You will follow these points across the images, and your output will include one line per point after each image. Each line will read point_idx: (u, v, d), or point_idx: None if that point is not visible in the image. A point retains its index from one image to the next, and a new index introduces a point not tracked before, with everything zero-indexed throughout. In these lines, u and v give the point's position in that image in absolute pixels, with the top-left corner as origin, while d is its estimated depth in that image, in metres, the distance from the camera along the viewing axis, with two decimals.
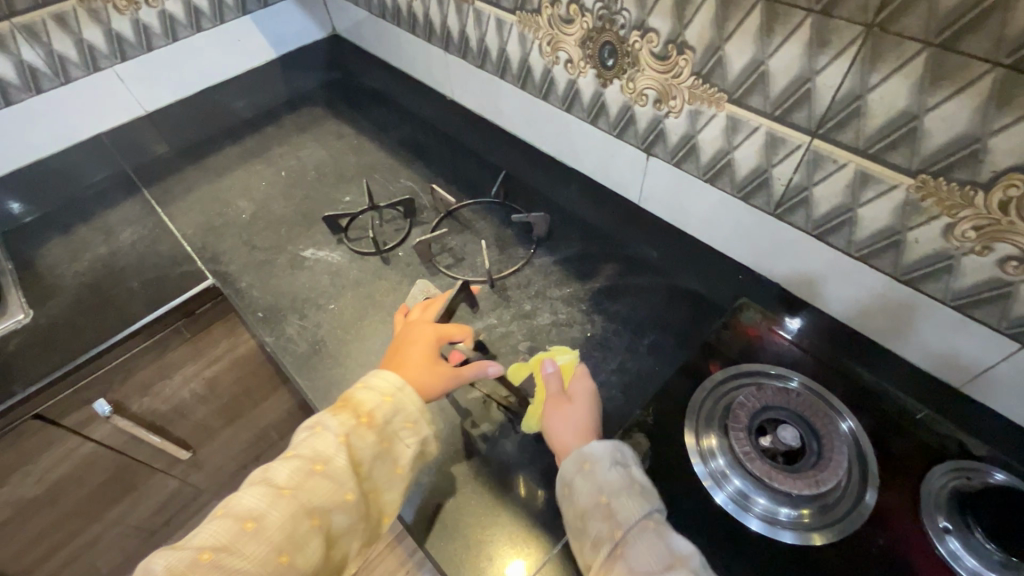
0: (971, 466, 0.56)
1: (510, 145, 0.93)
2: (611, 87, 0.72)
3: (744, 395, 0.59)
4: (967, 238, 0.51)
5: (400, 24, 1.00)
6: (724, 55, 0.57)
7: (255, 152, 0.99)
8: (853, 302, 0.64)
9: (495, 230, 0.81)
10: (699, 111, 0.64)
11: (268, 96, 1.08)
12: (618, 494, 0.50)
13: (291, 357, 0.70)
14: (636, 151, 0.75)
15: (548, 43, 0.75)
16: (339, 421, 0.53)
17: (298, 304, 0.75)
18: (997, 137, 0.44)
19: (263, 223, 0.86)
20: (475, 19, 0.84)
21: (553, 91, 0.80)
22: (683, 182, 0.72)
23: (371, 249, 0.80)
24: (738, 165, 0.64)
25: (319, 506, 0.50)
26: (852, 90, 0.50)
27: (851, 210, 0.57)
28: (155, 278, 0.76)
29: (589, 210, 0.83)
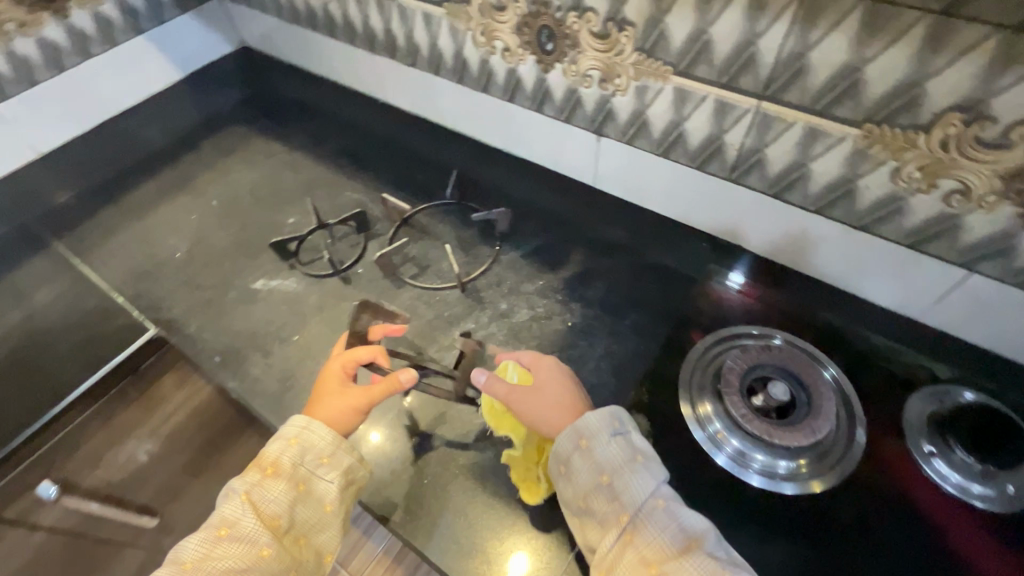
0: (940, 389, 0.60)
1: (455, 142, 0.90)
2: (553, 71, 0.70)
3: (729, 362, 0.60)
4: (914, 179, 0.53)
5: (316, 28, 0.94)
6: (665, 27, 0.57)
7: (178, 184, 0.90)
8: (813, 253, 0.66)
9: (456, 233, 0.78)
10: (647, 86, 0.64)
11: (182, 122, 1.00)
12: (623, 472, 0.50)
13: (261, 399, 0.65)
14: (587, 134, 0.74)
15: (482, 33, 0.73)
16: (244, 481, 0.53)
17: (258, 341, 0.70)
18: (934, 80, 0.47)
19: (203, 259, 0.79)
20: (400, 16, 0.80)
21: (493, 83, 0.78)
22: (637, 160, 0.72)
23: (327, 271, 0.75)
24: (691, 136, 0.65)
25: (232, 569, 0.49)
26: (794, 49, 0.51)
27: (804, 165, 0.59)
28: (88, 340, 0.70)
29: (547, 198, 0.82)
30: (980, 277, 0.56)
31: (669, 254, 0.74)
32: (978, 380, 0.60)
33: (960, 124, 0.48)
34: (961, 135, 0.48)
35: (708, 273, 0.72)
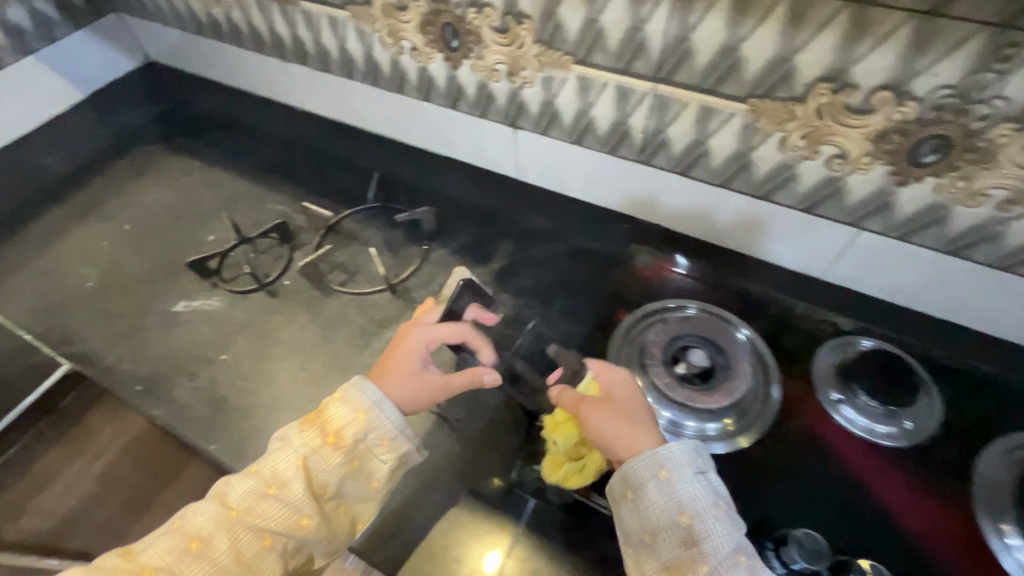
0: (842, 340, 0.64)
1: (377, 145, 0.88)
2: (462, 69, 0.71)
3: (653, 336, 0.63)
4: (799, 146, 0.57)
5: (222, 39, 0.92)
6: (559, 18, 0.59)
7: (85, 211, 0.85)
8: (723, 224, 0.69)
9: (384, 236, 0.79)
10: (552, 77, 0.65)
11: (87, 143, 0.94)
12: (705, 520, 0.45)
13: (189, 423, 0.63)
14: (503, 127, 0.75)
15: (389, 33, 0.73)
16: (303, 440, 0.50)
17: (183, 364, 0.68)
18: (801, 53, 0.50)
19: (118, 287, 0.75)
20: (305, 18, 0.79)
21: (407, 85, 0.79)
22: (556, 149, 0.73)
23: (252, 286, 0.74)
24: (598, 122, 0.67)
25: (274, 529, 0.48)
26: (675, 32, 0.54)
27: (704, 143, 0.62)
28: None
29: (472, 196, 0.82)
30: (873, 233, 0.61)
31: (596, 239, 0.76)
32: (879, 327, 0.65)
33: (829, 92, 0.52)
34: (831, 103, 0.52)
35: (631, 254, 0.73)
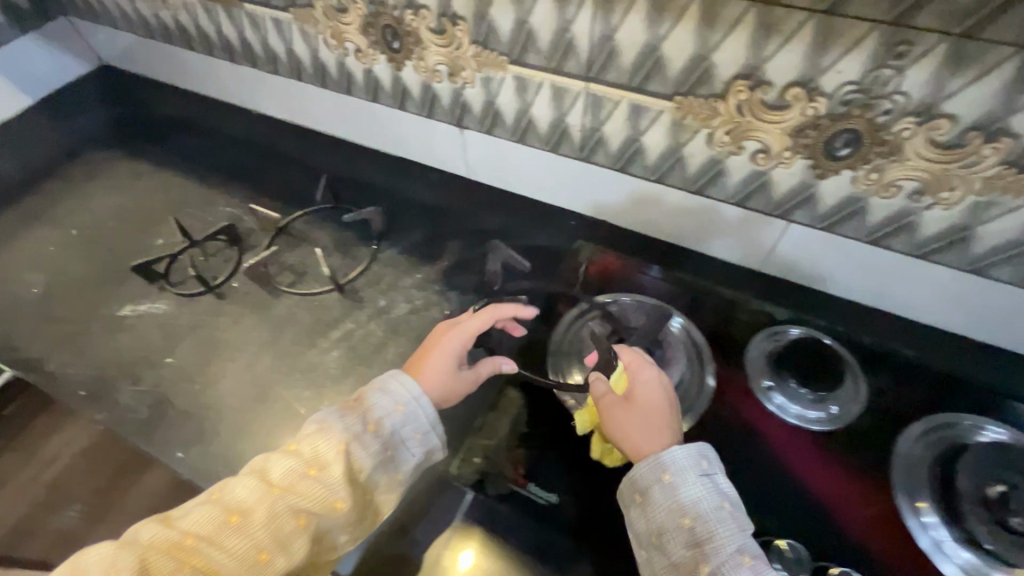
0: (940, 422, 0.61)
1: (404, 175, 0.89)
2: (571, 113, 0.69)
3: (780, 401, 0.62)
4: (952, 201, 0.55)
5: (235, 58, 0.93)
6: (660, 54, 0.57)
7: (210, 197, 0.89)
8: (843, 272, 0.68)
9: (494, 247, 0.81)
10: (684, 125, 0.62)
11: (213, 138, 1.00)
12: (707, 518, 0.48)
13: (302, 398, 0.67)
14: (610, 171, 0.73)
15: (420, 62, 0.74)
16: (346, 425, 0.52)
17: (301, 340, 0.72)
18: (953, 100, 0.48)
19: (123, 281, 0.79)
20: (301, 36, 0.81)
21: (498, 122, 0.76)
22: (682, 200, 0.71)
23: (327, 286, 0.76)
24: (730, 173, 0.64)
25: (308, 508, 0.49)
26: (807, 72, 0.51)
27: (862, 200, 0.59)
28: (135, 348, 0.71)
29: (542, 233, 0.81)
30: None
31: (708, 287, 0.73)
32: (993, 381, 0.64)
33: (1013, 169, 0.50)
34: (1015, 180, 0.50)
35: (750, 303, 0.72)
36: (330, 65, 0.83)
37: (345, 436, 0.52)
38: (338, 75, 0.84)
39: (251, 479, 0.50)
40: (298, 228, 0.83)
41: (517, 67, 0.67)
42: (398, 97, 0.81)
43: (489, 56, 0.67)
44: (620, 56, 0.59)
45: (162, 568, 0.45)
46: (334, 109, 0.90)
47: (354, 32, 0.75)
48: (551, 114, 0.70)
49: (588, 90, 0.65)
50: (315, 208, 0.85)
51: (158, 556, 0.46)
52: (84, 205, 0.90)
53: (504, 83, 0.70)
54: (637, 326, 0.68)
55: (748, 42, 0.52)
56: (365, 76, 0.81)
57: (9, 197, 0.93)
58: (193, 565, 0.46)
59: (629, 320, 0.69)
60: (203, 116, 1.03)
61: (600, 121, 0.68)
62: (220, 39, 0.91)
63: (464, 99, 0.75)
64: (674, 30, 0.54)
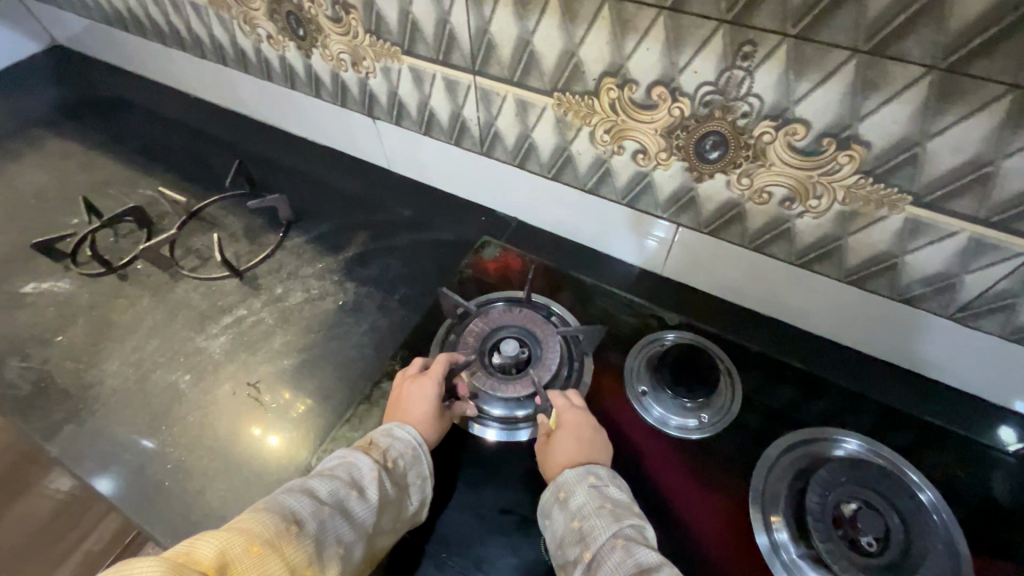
0: (809, 437, 0.59)
1: (323, 165, 0.89)
2: (466, 107, 0.68)
3: (658, 412, 0.61)
4: (818, 207, 0.53)
5: (166, 41, 0.94)
6: (534, 49, 0.56)
7: (132, 180, 0.90)
8: (733, 279, 0.68)
9: (401, 240, 0.80)
10: (566, 122, 0.61)
11: (146, 120, 1.00)
12: (590, 517, 0.48)
13: (184, 382, 0.67)
14: (511, 167, 0.73)
15: (326, 51, 0.73)
16: (373, 458, 0.53)
17: (193, 325, 0.72)
18: (801, 104, 0.46)
19: (31, 259, 0.79)
20: (219, 22, 0.81)
21: (404, 114, 0.75)
22: (579, 199, 0.71)
23: (227, 272, 0.76)
24: (617, 173, 0.63)
25: (345, 532, 0.48)
26: (666, 71, 0.50)
27: (739, 205, 0.58)
28: (31, 326, 0.72)
29: (452, 227, 0.81)
30: (911, 306, 0.58)
31: (603, 288, 0.72)
32: (878, 395, 0.63)
33: (869, 179, 0.49)
34: (873, 190, 0.49)
35: (643, 307, 0.71)
36: (249, 52, 0.83)
37: (374, 464, 0.52)
38: (257, 62, 0.84)
39: (302, 494, 0.49)
40: (211, 213, 0.84)
41: (410, 58, 0.66)
42: (313, 85, 0.81)
43: (383, 46, 0.67)
44: (498, 49, 0.58)
45: None
46: (261, 96, 0.91)
47: (263, 18, 0.75)
48: (449, 107, 0.70)
49: (476, 84, 0.64)
50: (229, 194, 0.85)
51: (223, 557, 0.42)
52: (9, 182, 0.91)
53: (402, 74, 0.69)
54: (518, 325, 0.66)
55: (608, 39, 0.51)
56: (280, 63, 0.81)
57: None
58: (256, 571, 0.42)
59: (510, 318, 0.67)
60: (141, 98, 1.05)
61: (493, 116, 0.67)
62: (150, 23, 0.92)
63: (370, 90, 0.75)
64: (541, 25, 0.53)
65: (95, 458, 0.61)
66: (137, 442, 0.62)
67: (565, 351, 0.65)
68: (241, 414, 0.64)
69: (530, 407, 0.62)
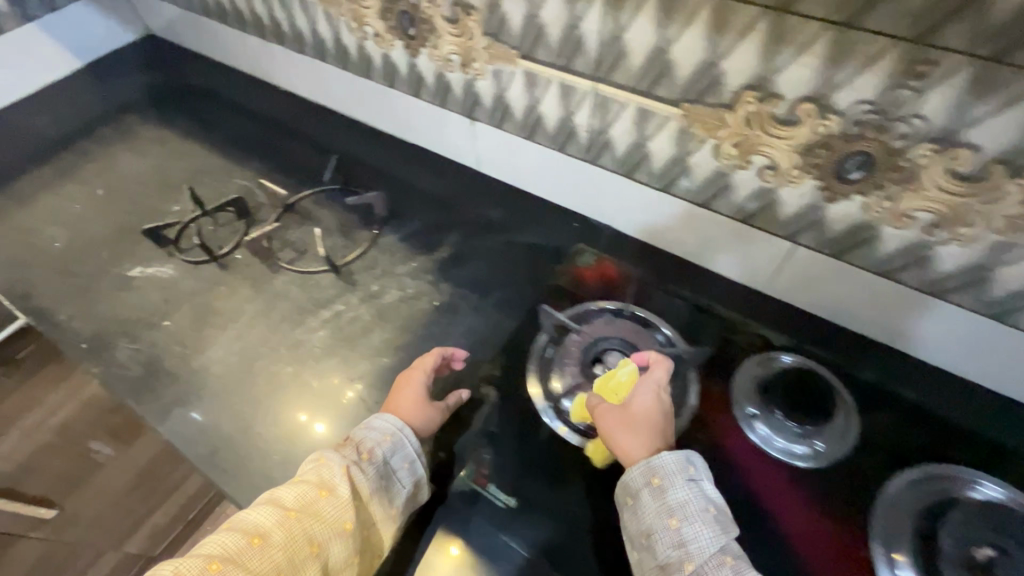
0: (933, 473, 0.57)
1: (413, 162, 0.89)
2: (578, 113, 0.67)
3: (763, 432, 0.59)
4: (968, 236, 0.51)
5: (265, 35, 0.95)
6: (670, 58, 0.54)
7: (226, 170, 0.91)
8: (849, 302, 0.65)
9: (492, 242, 0.79)
10: (690, 134, 0.60)
11: (236, 111, 1.02)
12: (693, 520, 0.49)
13: (285, 373, 0.68)
14: (616, 175, 0.71)
15: (435, 51, 0.73)
16: (342, 455, 0.56)
17: (292, 317, 0.73)
18: (973, 129, 0.44)
19: (134, 243, 0.82)
20: (325, 18, 0.82)
21: (508, 117, 0.75)
22: (686, 212, 0.69)
23: (325, 266, 0.77)
24: (737, 189, 0.62)
25: (318, 533, 0.52)
26: (819, 87, 0.48)
27: (874, 228, 0.56)
28: (140, 309, 0.75)
29: (544, 232, 0.80)
30: None
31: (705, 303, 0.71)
32: (1005, 437, 0.60)
33: None
34: None
35: (747, 326, 0.69)
36: (351, 49, 0.84)
37: (344, 462, 0.55)
38: (358, 58, 0.84)
39: (266, 505, 0.52)
40: (305, 207, 0.85)
41: (527, 61, 0.65)
42: (414, 84, 0.81)
43: (500, 49, 0.66)
44: (628, 58, 0.57)
45: None
46: (354, 93, 0.91)
47: (373, 16, 0.76)
48: (559, 113, 0.69)
49: (595, 90, 0.63)
50: (322, 189, 0.86)
51: None
52: (111, 166, 0.94)
53: (514, 77, 0.69)
54: (622, 339, 0.65)
55: (759, 52, 0.49)
56: (383, 60, 0.81)
57: (43, 154, 0.98)
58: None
59: (617, 331, 0.66)
60: (232, 89, 1.07)
61: (607, 124, 0.66)
62: (252, 16, 0.93)
63: (476, 91, 0.74)
64: (683, 34, 0.52)
65: (203, 444, 0.63)
66: (243, 431, 0.64)
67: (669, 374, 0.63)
68: (342, 409, 0.65)
69: None
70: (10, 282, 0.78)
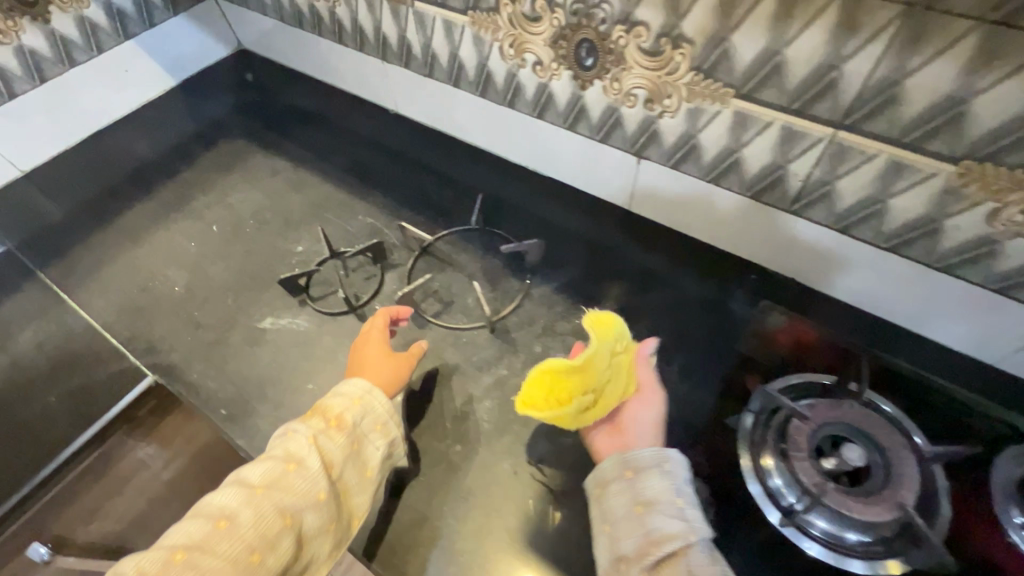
0: None
1: (554, 200, 0.81)
2: (797, 161, 0.58)
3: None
4: None
5: (386, 56, 0.87)
6: (968, 110, 0.45)
7: (348, 205, 0.84)
8: None
9: (660, 297, 0.71)
10: (959, 194, 0.51)
11: (347, 136, 0.95)
12: (691, 507, 0.50)
13: (452, 451, 0.61)
14: (824, 230, 0.62)
15: (616, 84, 0.65)
16: (308, 425, 0.54)
17: (448, 383, 0.65)
18: None
19: (260, 289, 0.75)
20: (472, 40, 0.74)
21: (693, 159, 0.66)
22: (915, 275, 0.59)
23: (478, 323, 0.69)
24: (1006, 256, 0.52)
25: (291, 505, 0.50)
26: None
27: None
28: (278, 367, 0.68)
29: (718, 285, 0.71)
30: None
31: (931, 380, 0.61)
32: None
33: None
34: None
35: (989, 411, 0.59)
36: (497, 76, 0.75)
37: (311, 432, 0.53)
38: (504, 87, 0.76)
39: (232, 487, 0.51)
40: (441, 250, 0.77)
41: (744, 102, 0.56)
42: (572, 117, 0.73)
43: (708, 87, 0.58)
44: (900, 107, 0.48)
45: None
46: (488, 120, 0.83)
47: (539, 43, 0.67)
48: (767, 159, 0.60)
49: (834, 138, 0.54)
50: (457, 229, 0.78)
51: None
52: (222, 198, 0.87)
53: (718, 117, 0.60)
54: (861, 433, 0.55)
55: None
56: (538, 90, 0.73)
57: (149, 182, 0.92)
58: (188, 572, 0.46)
59: (850, 419, 0.55)
60: (338, 111, 0.99)
61: (836, 175, 0.56)
62: (375, 36, 0.85)
63: (656, 129, 0.66)
64: (999, 85, 0.43)
65: (373, 535, 0.56)
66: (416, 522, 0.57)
67: (919, 476, 0.52)
68: (523, 498, 0.57)
69: (868, 533, 0.50)
70: (131, 333, 0.72)
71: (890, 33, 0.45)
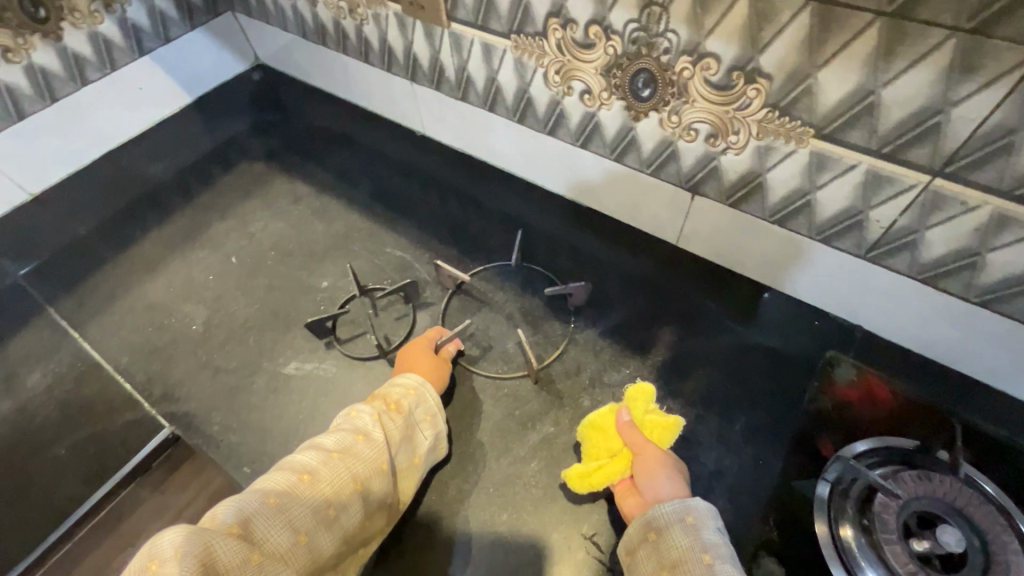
0: None
1: (596, 233, 0.76)
2: (880, 208, 0.53)
3: None
4: None
5: (416, 76, 0.82)
6: None
7: (375, 235, 0.80)
8: None
9: (714, 343, 0.66)
10: None
11: (372, 159, 0.90)
12: (726, 561, 0.46)
13: (495, 517, 0.56)
14: (903, 279, 0.57)
15: (676, 118, 0.59)
16: (371, 406, 0.56)
17: (489, 439, 0.61)
18: None
19: (284, 330, 0.70)
20: (513, 65, 0.68)
21: (757, 199, 0.61)
22: (1007, 330, 0.54)
23: (518, 371, 0.64)
24: None
25: (360, 473, 0.51)
26: None
27: None
28: (304, 418, 0.64)
29: (777, 332, 0.66)
30: None
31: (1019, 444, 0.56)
32: None
33: None
34: None
35: None
36: (539, 104, 0.70)
37: (374, 410, 0.55)
38: (545, 114, 0.71)
39: (311, 448, 0.52)
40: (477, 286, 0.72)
41: (825, 143, 0.51)
42: (620, 149, 0.68)
43: (784, 126, 0.52)
44: (1014, 157, 0.43)
45: (239, 540, 0.44)
46: (524, 147, 0.78)
47: (590, 72, 0.62)
48: (844, 204, 0.55)
49: (928, 185, 0.48)
50: (493, 264, 0.74)
51: (242, 513, 0.46)
52: (241, 227, 0.83)
53: (792, 157, 0.54)
54: (959, 513, 0.48)
55: None
56: (584, 119, 0.68)
57: (163, 207, 0.87)
58: (279, 517, 0.46)
59: (947, 497, 0.49)
60: (363, 131, 0.94)
61: (925, 224, 0.51)
62: (405, 55, 0.80)
63: (717, 166, 0.61)
64: None
65: None
66: None
67: None
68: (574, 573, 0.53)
69: None
70: (147, 378, 0.68)
71: (1014, 76, 0.40)
